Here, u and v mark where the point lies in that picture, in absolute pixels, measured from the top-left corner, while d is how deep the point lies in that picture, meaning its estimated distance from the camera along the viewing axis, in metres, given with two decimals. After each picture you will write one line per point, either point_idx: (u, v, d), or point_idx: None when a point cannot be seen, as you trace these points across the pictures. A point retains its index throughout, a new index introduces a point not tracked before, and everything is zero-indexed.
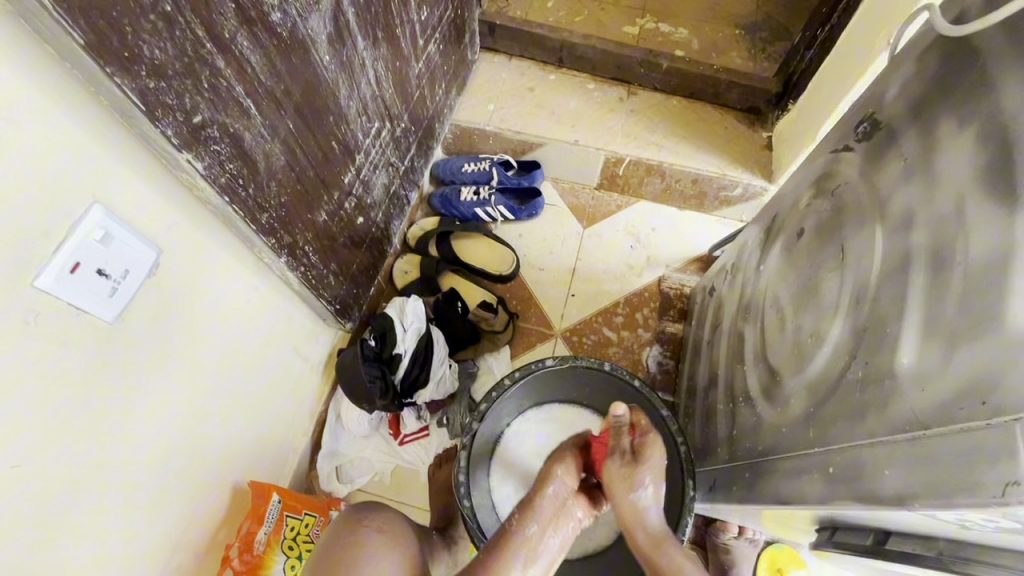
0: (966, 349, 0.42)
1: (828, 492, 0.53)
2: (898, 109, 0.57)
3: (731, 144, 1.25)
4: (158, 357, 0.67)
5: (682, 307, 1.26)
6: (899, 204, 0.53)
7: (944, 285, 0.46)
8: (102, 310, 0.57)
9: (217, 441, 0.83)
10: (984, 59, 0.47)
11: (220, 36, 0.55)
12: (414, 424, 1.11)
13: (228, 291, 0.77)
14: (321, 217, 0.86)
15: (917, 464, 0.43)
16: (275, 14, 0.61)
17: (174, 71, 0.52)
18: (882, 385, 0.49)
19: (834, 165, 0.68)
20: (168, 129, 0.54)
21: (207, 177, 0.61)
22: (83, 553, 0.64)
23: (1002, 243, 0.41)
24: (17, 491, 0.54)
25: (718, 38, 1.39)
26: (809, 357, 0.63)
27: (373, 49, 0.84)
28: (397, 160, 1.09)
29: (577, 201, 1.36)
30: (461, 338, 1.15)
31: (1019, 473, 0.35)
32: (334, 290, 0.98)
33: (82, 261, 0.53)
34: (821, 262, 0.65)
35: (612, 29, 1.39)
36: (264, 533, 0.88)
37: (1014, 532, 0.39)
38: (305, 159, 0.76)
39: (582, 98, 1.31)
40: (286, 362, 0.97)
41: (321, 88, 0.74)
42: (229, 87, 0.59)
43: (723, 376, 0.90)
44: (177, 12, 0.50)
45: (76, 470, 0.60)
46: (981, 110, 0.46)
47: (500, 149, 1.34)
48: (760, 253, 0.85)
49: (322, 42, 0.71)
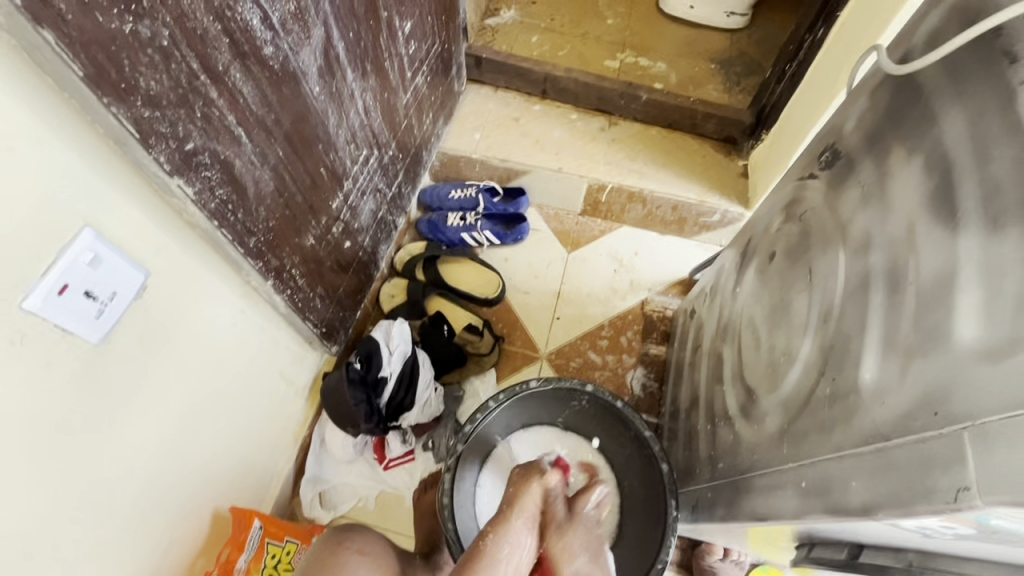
0: (920, 363, 0.45)
1: (803, 506, 0.54)
2: (855, 140, 0.61)
3: (709, 173, 1.30)
4: (146, 366, 0.68)
5: (665, 329, 1.29)
6: (858, 228, 0.57)
7: (899, 303, 0.49)
8: (87, 331, 0.58)
9: (198, 466, 0.82)
10: (926, 95, 0.51)
11: (215, 69, 0.58)
12: (400, 448, 1.10)
13: (215, 314, 0.78)
14: (309, 241, 0.87)
15: (880, 475, 0.45)
16: (267, 48, 0.64)
17: (169, 101, 0.54)
18: (847, 400, 0.52)
19: (800, 192, 0.72)
20: (161, 156, 0.56)
21: (198, 202, 0.63)
22: (66, 566, 0.63)
23: (948, 265, 0.44)
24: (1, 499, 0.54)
25: (694, 72, 1.46)
26: (782, 374, 0.65)
27: (362, 80, 0.88)
28: (385, 186, 1.12)
29: (562, 226, 1.40)
30: (447, 361, 1.16)
31: (969, 479, 0.37)
32: (320, 313, 0.99)
33: (70, 283, 0.54)
34: (791, 283, 0.68)
35: (594, 62, 1.45)
36: (244, 561, 0.86)
37: (971, 539, 0.41)
38: (294, 184, 0.78)
39: (565, 128, 1.36)
40: (270, 386, 0.97)
41: (310, 117, 0.77)
42: (221, 116, 0.61)
43: (704, 397, 0.92)
44: (174, 47, 0.52)
45: (61, 479, 0.60)
46: (927, 141, 0.49)
47: (486, 176, 1.38)
48: (737, 275, 0.88)
49: (313, 75, 0.74)
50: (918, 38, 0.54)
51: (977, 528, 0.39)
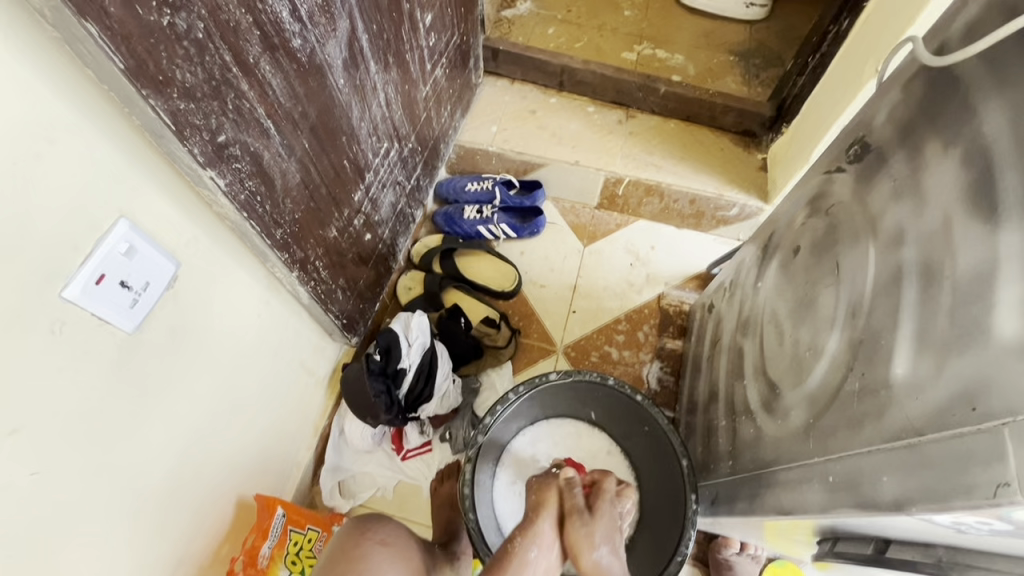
0: (956, 359, 0.44)
1: (830, 501, 0.54)
2: (887, 133, 0.60)
3: (728, 167, 1.29)
4: (177, 346, 0.69)
5: (682, 324, 1.28)
6: (890, 222, 0.56)
7: (933, 298, 0.48)
8: (123, 321, 0.59)
9: (225, 453, 0.84)
10: (965, 87, 0.50)
11: (246, 62, 0.58)
12: (417, 439, 1.12)
13: (241, 305, 0.79)
14: (332, 233, 0.88)
15: (913, 471, 0.45)
16: (296, 41, 0.64)
17: (203, 93, 0.55)
18: (878, 395, 0.51)
19: (827, 186, 0.71)
20: (195, 148, 0.56)
21: (228, 194, 0.63)
22: (106, 536, 0.65)
23: (988, 259, 0.43)
24: (43, 474, 0.56)
25: (713, 64, 1.44)
26: (808, 369, 0.65)
27: (384, 73, 0.88)
28: (404, 179, 1.12)
29: (578, 220, 1.39)
30: (465, 354, 1.16)
31: (1009, 475, 0.37)
32: (341, 305, 1.00)
33: (106, 273, 0.55)
34: (817, 277, 0.68)
35: (611, 54, 1.44)
36: (268, 547, 0.88)
37: (1006, 535, 0.41)
38: (318, 176, 0.79)
39: (581, 120, 1.36)
40: (292, 377, 0.98)
41: (335, 110, 0.77)
42: (252, 108, 0.62)
43: (723, 391, 0.92)
44: (208, 39, 0.53)
45: (98, 455, 0.61)
46: (964, 134, 0.49)
47: (503, 169, 1.37)
48: (758, 270, 0.87)
49: (338, 67, 0.74)
50: (956, 29, 0.53)
51: (1012, 524, 0.39)
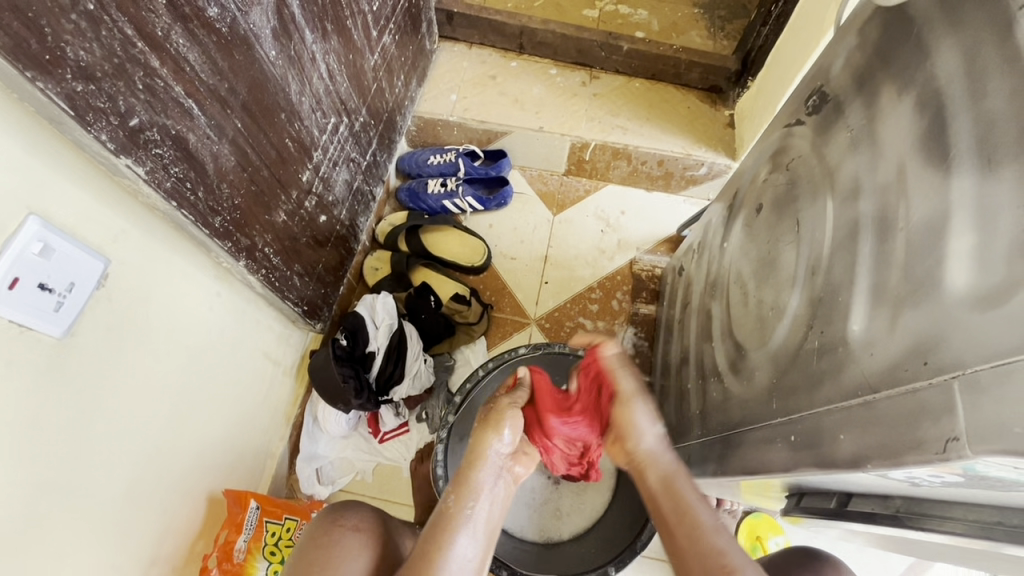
0: (910, 313, 0.44)
1: (793, 459, 0.53)
2: (843, 81, 0.58)
3: (695, 125, 1.26)
4: (115, 346, 0.65)
5: (654, 288, 1.25)
6: (847, 174, 0.54)
7: (889, 251, 0.47)
8: (48, 325, 0.55)
9: (186, 451, 0.81)
10: (919, 27, 0.47)
11: (153, 35, 0.53)
12: (393, 420, 1.10)
13: (187, 300, 0.75)
14: (280, 218, 0.84)
15: (868, 428, 0.44)
16: (212, 10, 0.58)
17: (104, 72, 0.50)
18: (836, 352, 0.51)
19: (786, 140, 0.69)
20: (103, 134, 0.52)
21: (150, 181, 0.59)
22: (61, 547, 0.63)
23: (940, 208, 0.42)
24: None
25: (677, 18, 1.39)
26: (771, 328, 0.64)
27: (324, 42, 0.82)
28: (358, 155, 1.07)
29: (546, 188, 1.36)
30: (436, 333, 1.14)
31: (958, 429, 0.36)
32: (299, 291, 0.96)
33: (22, 277, 0.51)
34: (779, 234, 0.67)
35: (572, 12, 1.38)
36: (242, 541, 0.87)
37: (957, 485, 0.41)
38: (258, 158, 0.74)
39: (544, 85, 1.31)
40: (254, 368, 0.95)
41: (269, 85, 0.72)
42: (167, 87, 0.57)
43: (694, 353, 0.91)
44: (102, 11, 0.48)
45: (42, 466, 0.59)
46: (917, 78, 0.46)
47: (465, 139, 1.33)
48: (723, 231, 0.86)
49: (267, 37, 0.68)
50: None
51: (965, 475, 0.38)
